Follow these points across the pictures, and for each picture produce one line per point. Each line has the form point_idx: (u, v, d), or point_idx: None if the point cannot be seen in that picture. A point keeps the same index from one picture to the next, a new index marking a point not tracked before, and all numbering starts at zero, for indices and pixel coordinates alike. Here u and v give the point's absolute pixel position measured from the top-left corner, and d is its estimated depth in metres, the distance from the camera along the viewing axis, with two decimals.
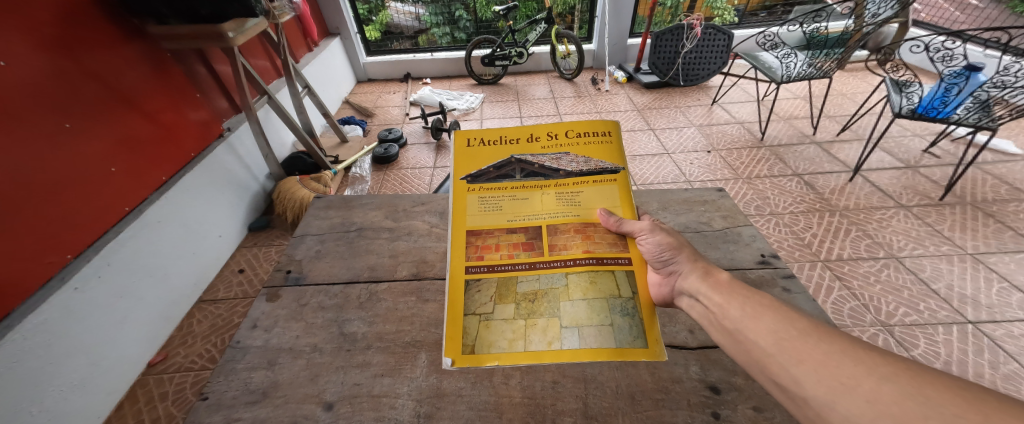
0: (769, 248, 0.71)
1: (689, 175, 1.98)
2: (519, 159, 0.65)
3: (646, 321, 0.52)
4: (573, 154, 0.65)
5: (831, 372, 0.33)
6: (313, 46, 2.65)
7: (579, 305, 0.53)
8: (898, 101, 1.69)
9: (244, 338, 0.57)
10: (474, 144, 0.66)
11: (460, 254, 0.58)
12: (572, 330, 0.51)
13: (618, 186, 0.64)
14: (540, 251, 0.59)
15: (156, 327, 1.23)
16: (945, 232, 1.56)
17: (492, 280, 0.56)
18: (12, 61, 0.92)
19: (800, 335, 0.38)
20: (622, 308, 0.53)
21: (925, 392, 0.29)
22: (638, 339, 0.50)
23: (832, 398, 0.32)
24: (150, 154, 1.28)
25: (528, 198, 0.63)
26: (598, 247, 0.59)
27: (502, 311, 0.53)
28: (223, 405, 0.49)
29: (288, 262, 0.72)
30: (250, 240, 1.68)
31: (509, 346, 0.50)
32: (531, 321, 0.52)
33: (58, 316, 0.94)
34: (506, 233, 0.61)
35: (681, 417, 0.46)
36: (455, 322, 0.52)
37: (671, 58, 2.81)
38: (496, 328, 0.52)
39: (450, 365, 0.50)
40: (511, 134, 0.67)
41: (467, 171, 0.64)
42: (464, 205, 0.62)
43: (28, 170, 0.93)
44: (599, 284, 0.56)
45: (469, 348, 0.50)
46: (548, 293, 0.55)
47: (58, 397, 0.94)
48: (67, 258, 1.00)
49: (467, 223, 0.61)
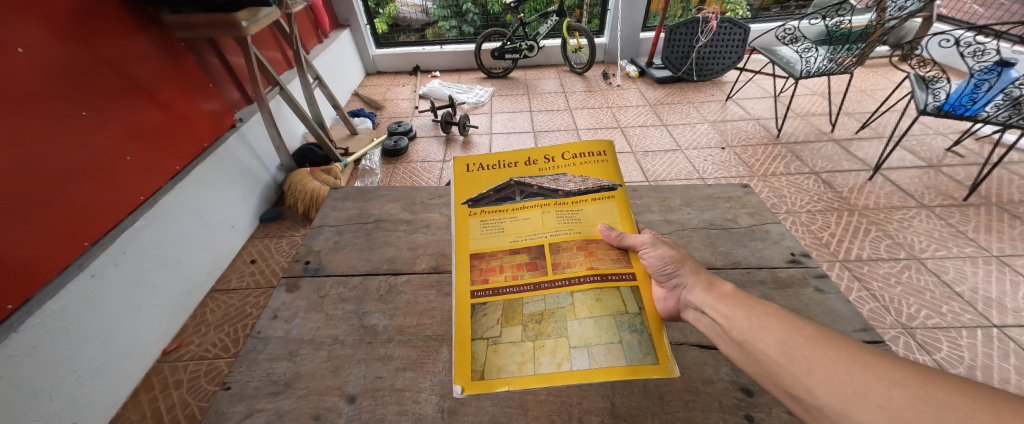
0: (799, 246, 0.69)
1: (703, 172, 1.95)
2: (519, 181, 0.65)
3: (656, 338, 0.48)
4: (571, 175, 0.65)
5: (841, 379, 0.31)
6: (323, 37, 2.63)
7: (586, 324, 0.50)
8: (923, 98, 1.63)
9: (265, 328, 0.57)
10: (474, 169, 0.66)
11: (465, 277, 0.56)
12: (581, 350, 0.47)
13: (617, 203, 0.63)
14: (544, 270, 0.56)
15: (170, 315, 1.24)
16: (969, 233, 1.52)
17: (498, 303, 0.53)
18: (32, 48, 0.93)
19: (807, 343, 0.36)
20: (630, 325, 0.50)
21: (938, 396, 0.27)
22: (649, 356, 0.46)
23: (845, 407, 0.30)
24: (164, 144, 1.28)
25: (528, 219, 0.62)
26: (601, 263, 0.57)
27: (510, 333, 0.50)
28: (246, 394, 0.48)
29: (307, 253, 0.72)
30: (262, 230, 1.69)
31: (519, 369, 0.46)
32: (539, 342, 0.49)
33: (76, 302, 0.95)
34: (509, 254, 0.59)
35: (714, 418, 0.45)
36: (462, 346, 0.48)
37: (684, 52, 2.77)
38: (504, 352, 0.48)
39: (460, 393, 0.45)
40: (509, 157, 0.67)
41: (469, 196, 0.64)
42: (466, 229, 0.61)
43: (46, 156, 0.93)
44: (604, 301, 0.53)
45: (478, 374, 0.46)
46: (554, 312, 0.52)
47: (76, 383, 0.95)
48: (84, 246, 1.00)
49: (471, 246, 0.59)
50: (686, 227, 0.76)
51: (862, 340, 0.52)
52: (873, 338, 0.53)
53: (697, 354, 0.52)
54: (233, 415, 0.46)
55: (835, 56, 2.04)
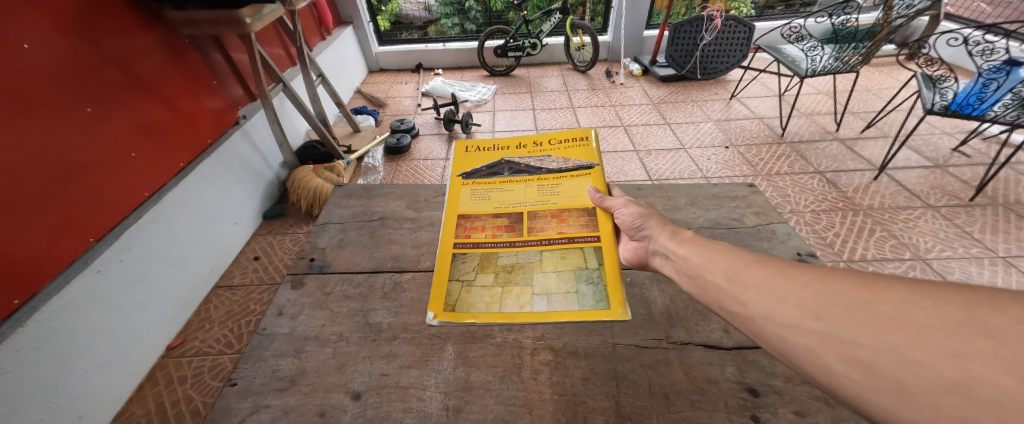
0: (805, 246, 0.68)
1: (706, 171, 1.94)
2: (508, 160, 0.74)
3: (610, 288, 0.55)
4: (553, 157, 0.73)
5: (765, 290, 0.37)
6: (326, 34, 2.63)
7: (550, 276, 0.57)
8: (930, 97, 1.62)
9: (271, 325, 0.57)
10: (472, 150, 0.77)
11: (451, 233, 0.65)
12: (541, 296, 0.55)
13: (592, 179, 0.69)
14: (520, 232, 0.63)
15: (175, 311, 1.25)
16: (975, 233, 1.51)
17: (476, 254, 0.61)
18: (37, 44, 0.93)
19: (748, 269, 0.41)
20: (588, 278, 0.57)
21: (836, 289, 0.33)
22: (599, 303, 0.54)
23: (771, 311, 0.35)
24: (168, 140, 1.28)
25: (513, 190, 0.70)
26: (571, 228, 0.63)
27: (483, 278, 0.58)
28: (252, 390, 0.48)
29: (312, 250, 0.72)
30: (265, 227, 1.70)
31: (486, 307, 0.55)
32: (507, 288, 0.57)
33: (81, 298, 0.96)
34: (491, 217, 0.66)
35: (719, 419, 0.45)
36: (440, 285, 0.58)
37: (688, 50, 2.75)
38: (475, 293, 0.57)
39: (433, 319, 0.55)
40: (502, 143, 0.77)
41: (464, 169, 0.74)
42: (458, 196, 0.70)
43: (52, 152, 0.93)
44: (569, 258, 0.59)
45: (450, 306, 0.56)
46: (524, 265, 0.59)
47: (82, 377, 0.96)
48: (90, 241, 1.01)
49: (460, 208, 0.68)
50: (691, 226, 0.76)
51: None
52: None
53: (702, 353, 0.52)
54: (239, 412, 0.46)
55: (841, 55, 2.01)
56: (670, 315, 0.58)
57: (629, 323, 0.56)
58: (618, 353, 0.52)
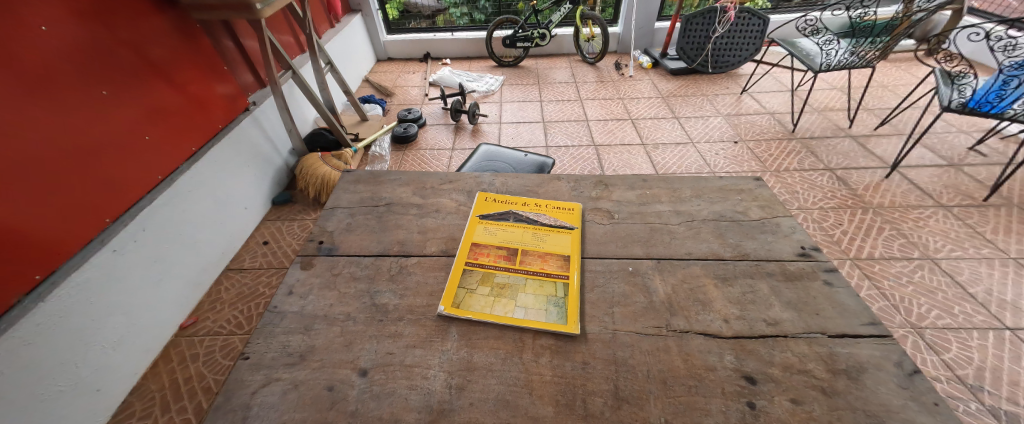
0: (810, 240, 0.69)
1: (714, 166, 1.93)
2: (515, 212, 0.78)
3: (571, 309, 0.58)
4: (548, 216, 0.77)
5: None
6: (336, 21, 2.63)
7: (528, 296, 0.59)
8: (947, 94, 1.58)
9: (281, 303, 0.59)
10: (489, 200, 0.82)
11: (464, 253, 0.68)
12: (519, 310, 0.57)
13: (572, 237, 0.72)
14: (512, 260, 0.66)
15: (187, 292, 1.29)
16: (987, 234, 1.48)
17: (481, 271, 0.64)
18: (54, 27, 0.95)
19: None
20: (556, 302, 0.59)
21: None
22: (561, 319, 0.56)
23: None
24: (180, 125, 1.30)
25: (513, 231, 0.73)
26: (548, 265, 0.65)
27: (483, 289, 0.60)
28: (263, 365, 0.50)
29: (320, 234, 0.73)
30: (273, 212, 1.73)
31: (481, 309, 0.57)
32: (499, 298, 0.59)
33: (99, 276, 0.99)
34: (495, 247, 0.69)
35: (716, 405, 0.45)
36: (449, 287, 0.61)
37: (699, 43, 2.70)
38: (475, 298, 0.59)
39: (440, 311, 0.57)
40: (514, 200, 0.82)
41: (481, 212, 0.78)
42: (472, 229, 0.73)
43: (67, 134, 0.95)
44: (543, 287, 0.61)
45: (456, 302, 0.58)
46: (511, 285, 0.61)
47: (99, 353, 1.00)
48: (106, 222, 1.04)
49: (473, 238, 0.71)
50: (695, 217, 0.76)
51: (869, 335, 0.53)
52: (879, 331, 0.53)
53: (701, 341, 0.53)
54: (251, 383, 0.48)
55: (857, 49, 1.95)
56: (670, 303, 0.58)
57: (630, 311, 0.58)
58: (618, 339, 0.53)
